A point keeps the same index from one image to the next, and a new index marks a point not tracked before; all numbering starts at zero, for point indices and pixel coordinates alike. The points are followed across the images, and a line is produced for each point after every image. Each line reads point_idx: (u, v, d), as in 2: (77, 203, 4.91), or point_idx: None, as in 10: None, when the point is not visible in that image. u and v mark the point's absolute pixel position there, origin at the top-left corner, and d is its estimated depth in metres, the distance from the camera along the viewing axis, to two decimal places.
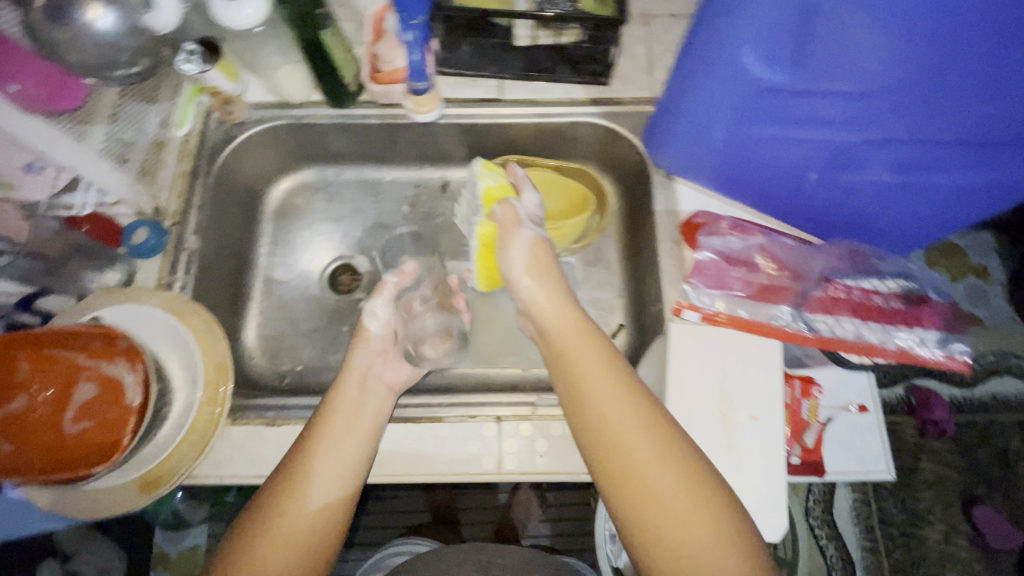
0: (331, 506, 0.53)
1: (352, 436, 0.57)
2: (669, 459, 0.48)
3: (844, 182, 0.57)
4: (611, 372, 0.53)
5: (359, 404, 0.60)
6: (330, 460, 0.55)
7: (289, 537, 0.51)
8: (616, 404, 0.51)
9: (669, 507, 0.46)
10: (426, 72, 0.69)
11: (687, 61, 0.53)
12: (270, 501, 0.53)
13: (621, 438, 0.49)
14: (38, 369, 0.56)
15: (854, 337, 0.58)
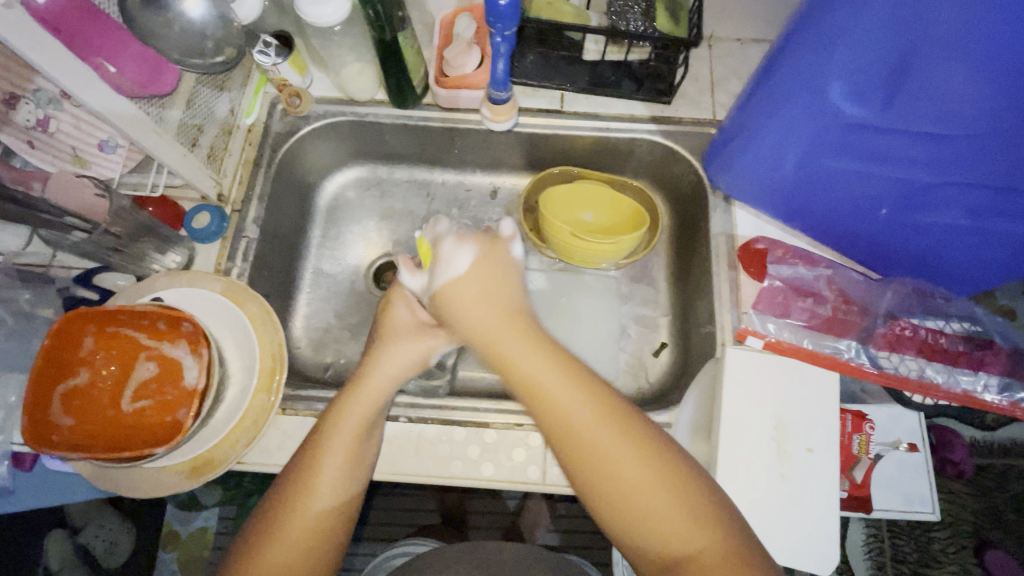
0: (336, 509, 0.53)
1: (360, 439, 0.55)
2: (629, 437, 0.49)
3: (915, 223, 0.57)
4: (560, 359, 0.53)
5: (375, 402, 0.57)
6: (340, 464, 0.54)
7: (298, 541, 0.51)
8: (567, 392, 0.51)
9: (638, 484, 0.47)
10: (507, 82, 0.68)
11: (766, 91, 0.54)
12: (279, 506, 0.52)
13: (580, 425, 0.49)
14: (102, 344, 0.57)
15: (918, 376, 0.58)
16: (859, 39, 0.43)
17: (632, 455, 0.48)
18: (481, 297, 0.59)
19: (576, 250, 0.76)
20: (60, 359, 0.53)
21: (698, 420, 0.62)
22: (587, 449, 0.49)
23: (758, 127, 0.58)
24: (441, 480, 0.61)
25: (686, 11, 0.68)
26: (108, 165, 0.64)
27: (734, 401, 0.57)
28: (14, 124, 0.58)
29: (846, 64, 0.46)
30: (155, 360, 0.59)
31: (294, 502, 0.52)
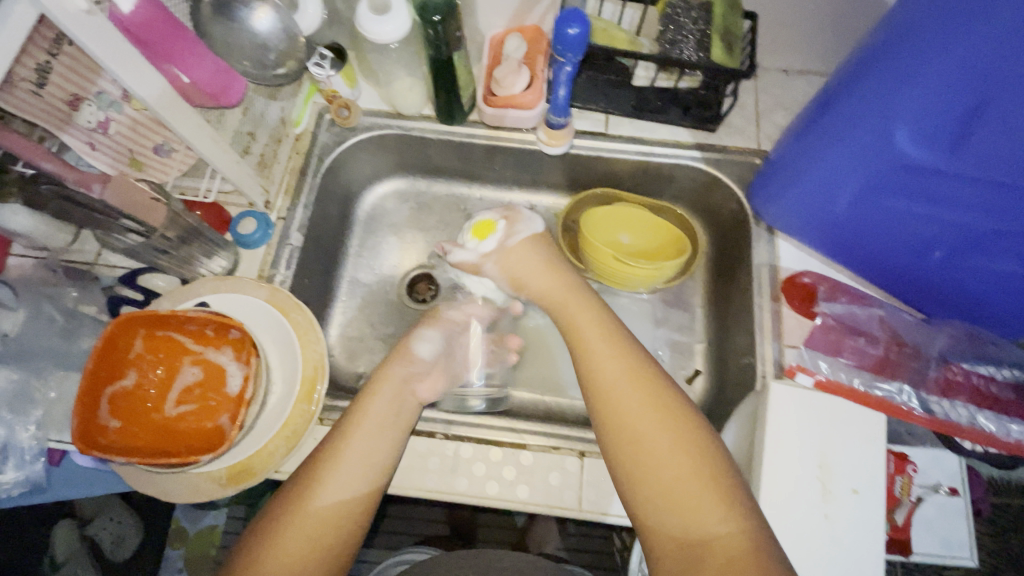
0: (348, 504, 0.52)
1: (378, 437, 0.57)
2: (659, 404, 0.51)
3: (967, 266, 0.57)
4: (608, 337, 0.58)
5: (392, 411, 0.59)
6: (353, 461, 0.54)
7: (312, 525, 0.50)
8: (607, 358, 0.55)
9: (663, 449, 0.48)
10: (567, 109, 0.70)
11: (827, 125, 0.55)
12: (292, 495, 0.52)
13: (615, 388, 0.53)
14: (151, 348, 0.57)
15: (968, 423, 0.57)
16: (934, 81, 0.45)
17: (660, 419, 0.50)
18: (544, 272, 0.68)
19: (616, 273, 0.76)
20: (110, 362, 0.54)
21: (737, 452, 0.62)
22: (619, 412, 0.52)
23: (814, 162, 0.59)
24: (475, 500, 0.61)
25: (738, 42, 0.69)
26: (163, 168, 0.67)
27: (780, 438, 0.56)
28: (76, 125, 0.58)
29: (916, 104, 0.47)
30: (200, 366, 0.60)
31: (308, 488, 0.52)
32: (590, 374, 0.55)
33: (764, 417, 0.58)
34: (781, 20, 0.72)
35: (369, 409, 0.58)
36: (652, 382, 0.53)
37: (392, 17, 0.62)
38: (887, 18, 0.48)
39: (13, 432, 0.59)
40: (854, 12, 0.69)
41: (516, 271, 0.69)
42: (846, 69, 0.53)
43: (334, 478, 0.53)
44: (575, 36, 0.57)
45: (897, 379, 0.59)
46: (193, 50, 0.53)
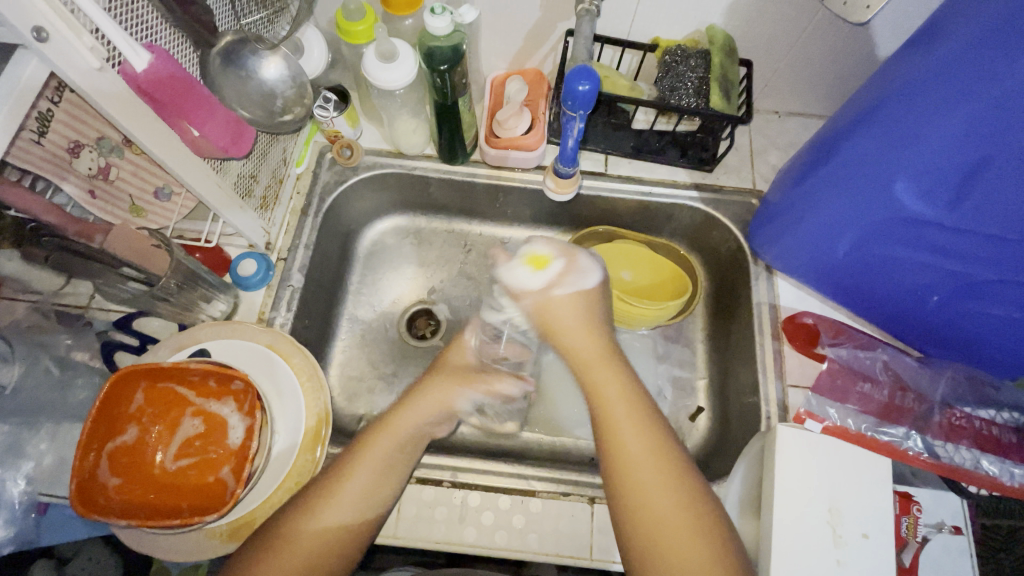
0: (346, 531, 0.52)
1: (383, 481, 0.55)
2: (686, 497, 0.49)
3: (967, 311, 0.59)
4: (637, 412, 0.54)
5: (399, 454, 0.57)
6: (359, 498, 0.53)
7: (312, 552, 0.49)
8: (628, 428, 0.52)
9: (679, 542, 0.47)
10: (575, 159, 0.70)
11: (828, 174, 0.57)
12: (301, 514, 0.51)
13: (638, 472, 0.50)
14: (150, 401, 0.57)
15: (972, 466, 0.59)
16: (941, 136, 0.46)
17: (682, 511, 0.48)
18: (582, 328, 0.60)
19: (618, 312, 0.76)
20: (110, 418, 0.53)
21: (745, 495, 0.62)
22: (638, 492, 0.49)
23: (812, 208, 0.60)
24: (484, 551, 0.60)
25: (735, 89, 0.71)
26: (164, 213, 0.65)
27: (789, 483, 0.56)
28: (76, 171, 0.57)
29: (919, 164, 0.49)
30: (201, 417, 0.59)
31: (320, 508, 0.51)
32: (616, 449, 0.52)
33: (772, 461, 0.58)
34: (775, 67, 0.75)
35: (384, 444, 0.57)
36: (677, 474, 0.50)
37: (400, 64, 0.62)
38: (896, 72, 0.50)
39: (3, 486, 0.57)
40: (844, 62, 0.72)
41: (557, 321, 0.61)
42: (847, 118, 0.55)
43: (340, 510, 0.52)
44: (587, 93, 0.57)
45: (903, 423, 0.61)
46: (206, 102, 0.52)
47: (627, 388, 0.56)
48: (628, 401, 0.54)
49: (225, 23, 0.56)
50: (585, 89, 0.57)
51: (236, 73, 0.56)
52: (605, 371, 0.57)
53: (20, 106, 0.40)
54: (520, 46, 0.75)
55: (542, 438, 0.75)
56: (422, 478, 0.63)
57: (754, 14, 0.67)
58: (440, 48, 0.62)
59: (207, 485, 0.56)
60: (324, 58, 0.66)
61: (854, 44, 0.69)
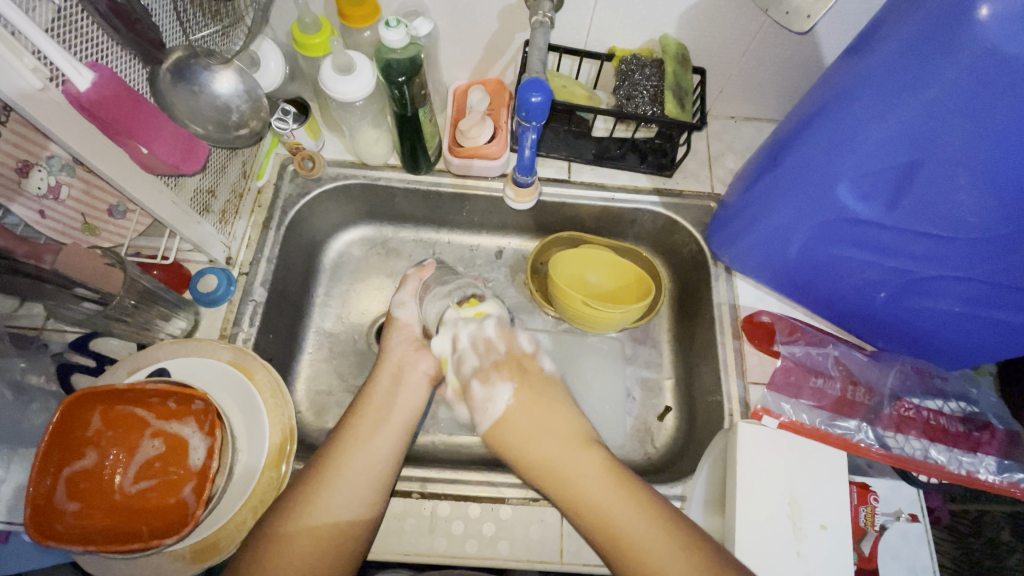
0: (377, 455, 0.59)
1: (392, 417, 0.63)
2: (654, 513, 0.54)
3: (912, 306, 0.61)
4: (594, 458, 0.59)
5: (389, 401, 0.64)
6: (366, 440, 0.60)
7: (345, 481, 0.56)
8: (605, 490, 0.56)
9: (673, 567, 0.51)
10: (532, 168, 0.71)
11: (776, 178, 0.59)
12: (329, 449, 0.59)
13: (614, 513, 0.54)
14: (108, 424, 0.56)
15: (923, 456, 0.61)
16: (870, 141, 0.49)
17: (651, 529, 0.53)
18: (534, 412, 0.63)
19: (584, 316, 0.77)
20: (64, 441, 0.52)
21: (710, 491, 0.63)
22: (610, 525, 0.54)
23: (764, 211, 0.63)
24: (455, 560, 0.60)
25: (690, 97, 0.73)
26: (118, 231, 0.64)
27: (750, 480, 0.58)
28: (26, 193, 0.56)
29: (858, 167, 0.51)
30: (160, 438, 0.58)
31: (344, 440, 0.60)
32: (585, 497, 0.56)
33: (733, 458, 0.60)
34: (728, 73, 0.77)
35: (376, 395, 0.65)
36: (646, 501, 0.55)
37: (357, 77, 0.62)
38: (830, 79, 0.52)
39: None
40: (793, 68, 0.74)
41: (521, 429, 0.62)
42: (791, 122, 0.56)
43: (352, 454, 0.59)
44: (540, 104, 0.58)
45: (855, 417, 0.63)
46: (155, 121, 0.51)
47: (572, 427, 0.62)
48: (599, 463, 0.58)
49: (173, 39, 0.56)
50: (537, 101, 0.58)
51: (188, 89, 0.54)
52: (571, 448, 0.60)
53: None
54: (480, 57, 0.76)
55: None
56: (392, 490, 0.63)
57: (705, 24, 0.69)
58: (398, 60, 0.62)
59: (169, 507, 0.55)
60: (279, 70, 0.66)
61: (801, 51, 0.71)
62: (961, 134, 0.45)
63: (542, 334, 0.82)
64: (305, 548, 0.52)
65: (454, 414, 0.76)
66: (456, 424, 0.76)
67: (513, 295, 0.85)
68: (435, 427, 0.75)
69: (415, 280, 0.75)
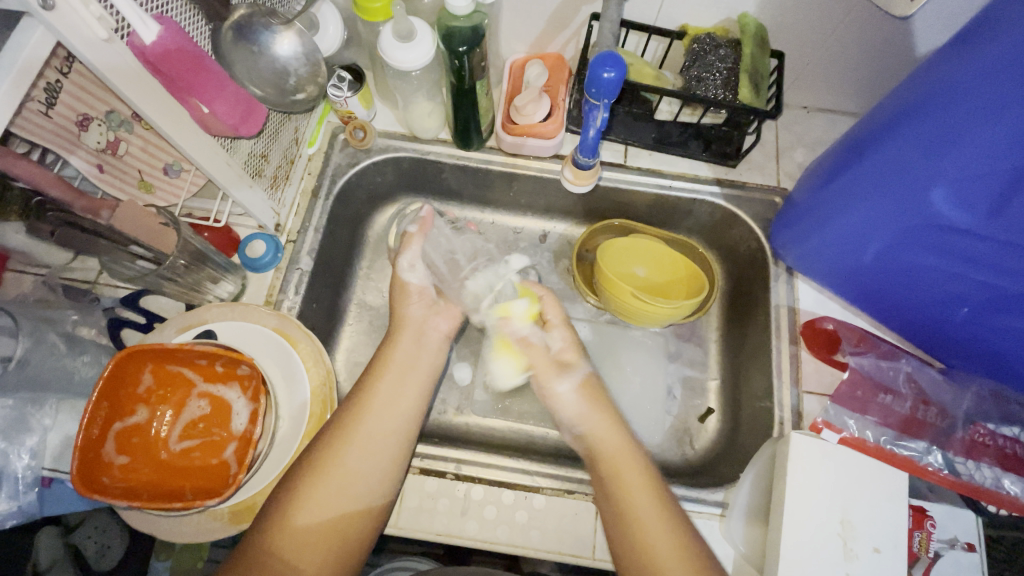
0: (404, 416, 0.59)
1: (413, 377, 0.63)
2: (686, 551, 0.50)
3: (997, 324, 0.56)
4: (644, 477, 0.55)
5: (411, 362, 0.64)
6: (381, 411, 0.58)
7: (370, 438, 0.56)
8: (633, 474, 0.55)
9: (666, 549, 0.50)
10: (594, 150, 0.67)
11: (859, 173, 0.54)
12: (350, 402, 0.59)
13: (647, 529, 0.51)
14: (158, 383, 0.57)
15: (994, 485, 0.57)
16: (981, 142, 0.44)
17: (673, 550, 0.50)
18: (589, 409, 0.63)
19: (630, 309, 0.74)
20: (116, 396, 0.53)
21: (754, 501, 0.60)
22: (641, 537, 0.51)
23: (840, 212, 0.58)
24: (485, 545, 0.59)
25: (766, 81, 0.67)
26: (173, 190, 0.64)
27: (800, 492, 0.55)
28: (84, 146, 0.55)
29: (960, 169, 0.46)
30: (206, 399, 0.59)
31: (364, 395, 0.59)
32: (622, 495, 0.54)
33: (783, 468, 0.57)
34: (808, 59, 0.71)
35: (392, 366, 0.62)
36: (687, 541, 0.51)
37: (417, 45, 0.60)
38: (933, 70, 0.47)
39: (6, 459, 0.56)
40: (883, 58, 0.68)
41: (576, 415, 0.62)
42: (880, 117, 0.52)
43: (375, 412, 0.58)
44: (612, 81, 0.55)
45: (924, 438, 0.59)
46: (216, 78, 0.50)
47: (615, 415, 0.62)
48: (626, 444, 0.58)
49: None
50: (609, 77, 0.55)
51: (249, 49, 0.54)
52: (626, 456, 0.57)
53: (23, 78, 0.39)
54: (542, 29, 0.72)
55: (547, 433, 0.74)
56: (426, 468, 0.62)
57: (791, 4, 0.64)
58: (460, 30, 0.59)
59: (211, 467, 0.56)
60: (338, 35, 0.64)
61: (896, 39, 0.65)
62: None
63: (583, 323, 0.80)
64: (332, 511, 0.52)
65: (489, 398, 0.75)
66: (490, 407, 0.75)
67: (556, 281, 0.82)
68: (469, 408, 0.75)
69: (421, 237, 0.71)
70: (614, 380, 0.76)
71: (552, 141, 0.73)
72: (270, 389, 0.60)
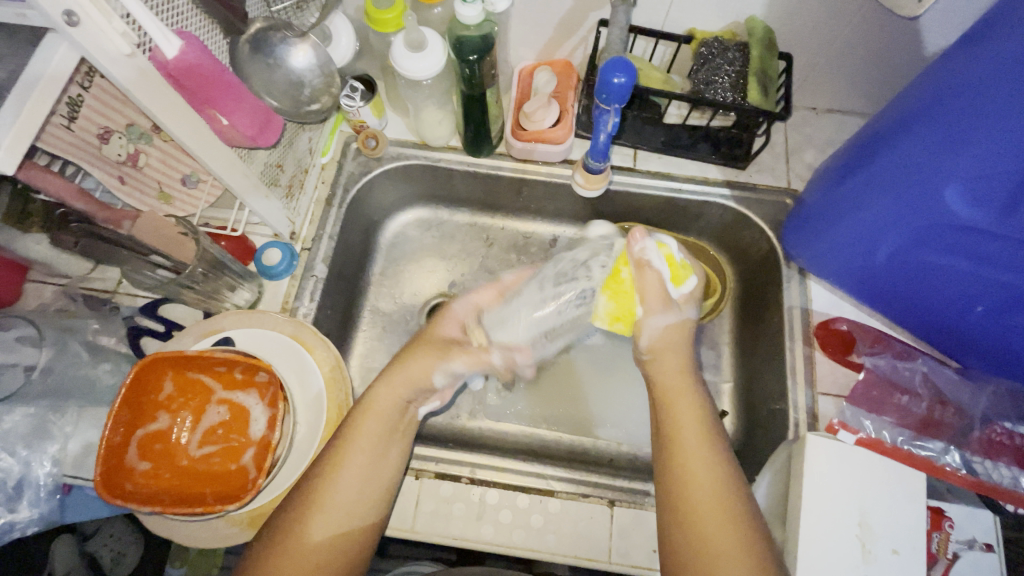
0: (374, 487, 0.54)
1: (390, 443, 0.57)
2: (741, 518, 0.48)
3: (1012, 325, 0.56)
4: (708, 437, 0.53)
5: (390, 428, 0.58)
6: (350, 486, 0.53)
7: (337, 514, 0.51)
8: (679, 406, 0.56)
9: (706, 489, 0.49)
10: (606, 154, 0.68)
11: (873, 174, 0.54)
12: (315, 476, 0.53)
13: (700, 496, 0.49)
14: (179, 390, 0.58)
15: (1012, 484, 0.57)
16: (991, 141, 0.44)
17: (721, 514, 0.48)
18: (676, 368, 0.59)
19: None
20: (138, 403, 0.54)
21: (771, 504, 0.60)
22: (684, 479, 0.51)
23: (852, 210, 0.58)
24: (500, 548, 0.59)
25: (774, 84, 0.68)
26: (191, 201, 0.66)
27: (818, 495, 0.55)
28: (105, 158, 0.57)
29: (973, 167, 0.46)
30: (225, 406, 0.60)
31: (331, 467, 0.53)
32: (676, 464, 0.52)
33: (799, 471, 0.56)
34: (816, 61, 0.72)
35: (371, 415, 0.57)
36: (732, 505, 0.49)
37: (429, 54, 0.61)
38: (945, 72, 0.47)
39: (29, 467, 0.57)
40: (891, 60, 0.68)
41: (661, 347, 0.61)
42: (893, 117, 0.52)
43: (343, 484, 0.53)
44: (622, 85, 0.56)
45: (941, 438, 0.59)
46: (235, 91, 0.52)
47: (684, 361, 0.60)
48: (681, 377, 0.58)
49: (256, 11, 0.57)
50: (620, 82, 0.55)
51: (265, 62, 0.56)
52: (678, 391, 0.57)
53: (46, 94, 0.40)
54: (550, 36, 0.73)
55: (560, 437, 0.74)
56: (441, 473, 0.63)
57: (798, 7, 0.64)
58: (470, 38, 0.60)
59: (229, 473, 0.57)
60: (351, 46, 0.65)
61: (904, 40, 0.65)
62: None
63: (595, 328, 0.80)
64: None
65: (502, 402, 0.75)
66: (503, 412, 0.75)
67: None
68: (482, 412, 0.75)
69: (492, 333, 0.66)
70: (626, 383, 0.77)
71: (562, 147, 0.73)
72: (288, 396, 0.61)
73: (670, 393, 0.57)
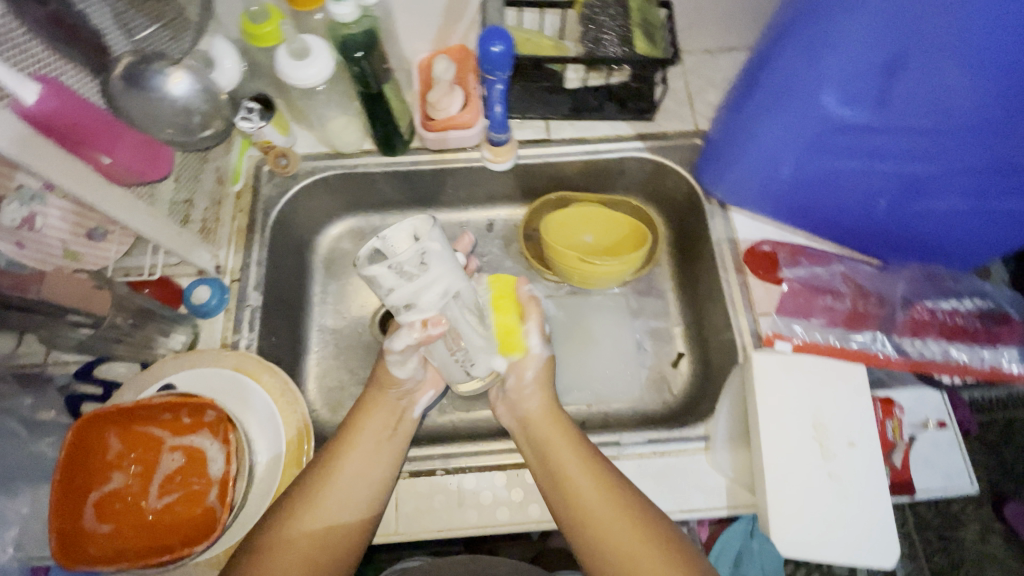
0: (372, 480, 0.56)
1: (382, 447, 0.58)
2: (648, 532, 0.50)
3: (912, 210, 0.60)
4: (593, 464, 0.54)
5: (390, 432, 0.59)
6: (349, 484, 0.54)
7: (332, 509, 0.53)
8: (562, 443, 0.56)
9: (609, 519, 0.51)
10: (506, 125, 0.70)
11: (758, 99, 0.56)
12: (317, 465, 0.55)
13: (594, 515, 0.51)
14: (128, 445, 0.56)
15: (943, 357, 0.62)
16: (847, 46, 0.46)
17: (630, 533, 0.50)
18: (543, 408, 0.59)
19: (581, 273, 0.75)
20: (84, 467, 0.52)
21: (733, 427, 0.62)
22: (586, 512, 0.52)
23: (750, 136, 0.60)
24: (489, 530, 0.60)
25: (659, 31, 0.70)
26: (101, 254, 0.63)
27: (771, 407, 0.57)
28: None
29: (839, 70, 0.48)
30: (180, 451, 0.58)
31: (335, 455, 0.56)
32: (568, 487, 0.53)
33: (751, 389, 0.59)
34: (696, 4, 0.74)
35: (370, 424, 0.58)
36: (642, 528, 0.50)
37: (314, 60, 0.60)
38: None
39: None
40: None
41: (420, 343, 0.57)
42: (764, 42, 0.53)
43: (345, 470, 0.55)
44: (501, 53, 0.57)
45: (869, 328, 0.64)
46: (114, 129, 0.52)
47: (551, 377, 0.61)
48: (549, 414, 0.59)
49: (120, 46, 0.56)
50: (499, 50, 0.57)
51: (140, 95, 0.54)
52: (553, 429, 0.58)
53: None
54: (439, 24, 0.74)
55: None
56: (415, 470, 0.62)
57: None
58: (353, 37, 0.60)
59: (197, 517, 0.56)
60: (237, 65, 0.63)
61: None
62: (943, 16, 0.42)
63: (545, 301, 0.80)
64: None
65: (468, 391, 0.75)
66: (471, 400, 0.75)
67: (510, 266, 0.83)
68: (451, 406, 0.75)
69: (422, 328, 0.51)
70: (585, 347, 0.77)
71: (473, 130, 0.74)
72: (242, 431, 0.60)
73: (550, 439, 0.57)
